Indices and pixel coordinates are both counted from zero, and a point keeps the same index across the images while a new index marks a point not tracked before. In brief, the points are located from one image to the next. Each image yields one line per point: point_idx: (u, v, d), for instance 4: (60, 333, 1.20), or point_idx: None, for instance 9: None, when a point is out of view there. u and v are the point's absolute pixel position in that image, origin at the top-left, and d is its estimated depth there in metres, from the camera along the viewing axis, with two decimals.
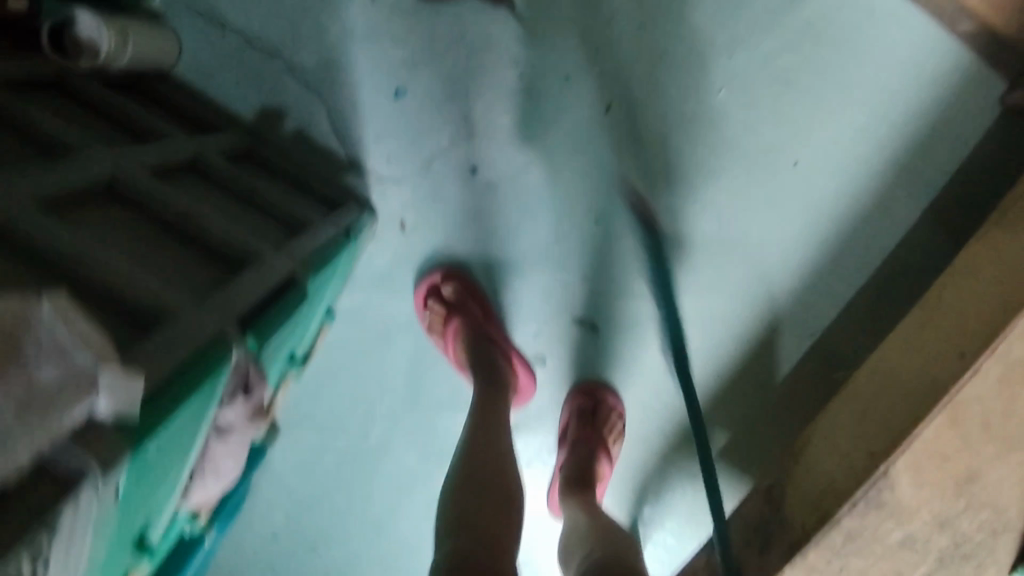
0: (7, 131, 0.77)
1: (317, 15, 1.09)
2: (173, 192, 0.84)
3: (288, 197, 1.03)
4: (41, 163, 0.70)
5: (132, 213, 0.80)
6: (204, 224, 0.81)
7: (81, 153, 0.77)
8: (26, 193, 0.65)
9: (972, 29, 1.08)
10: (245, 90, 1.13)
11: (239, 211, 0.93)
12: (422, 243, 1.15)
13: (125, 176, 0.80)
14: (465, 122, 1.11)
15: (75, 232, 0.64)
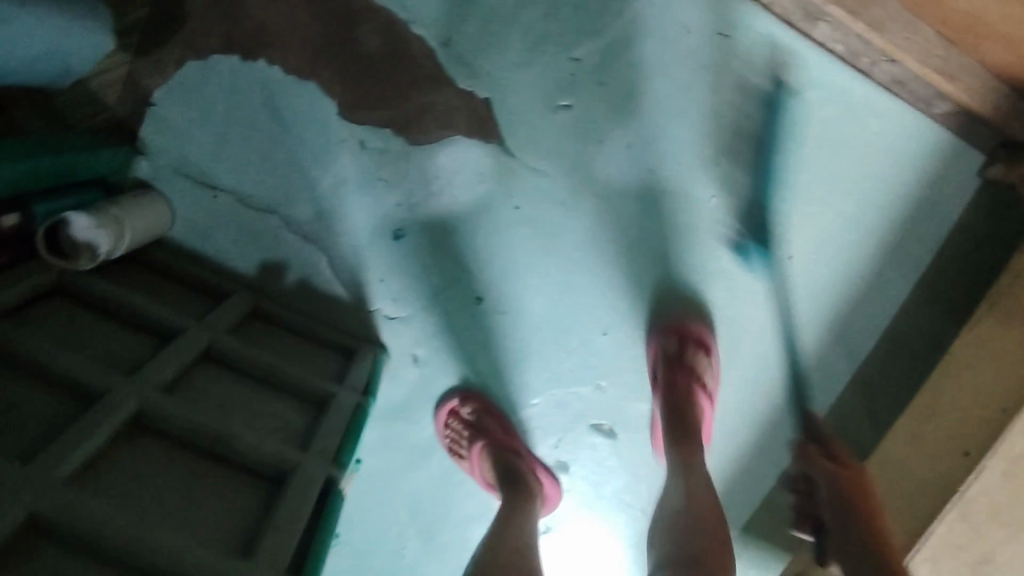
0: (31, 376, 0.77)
1: (305, 168, 1.10)
2: (200, 407, 0.86)
3: (304, 362, 1.04)
4: (78, 429, 0.72)
5: (166, 445, 0.82)
6: (234, 442, 0.84)
7: (110, 396, 0.78)
8: (65, 475, 0.66)
9: (949, 110, 1.10)
10: (243, 248, 1.13)
11: (261, 400, 0.95)
12: (437, 372, 1.17)
13: (152, 407, 0.81)
14: (466, 254, 1.12)
15: (123, 511, 0.67)
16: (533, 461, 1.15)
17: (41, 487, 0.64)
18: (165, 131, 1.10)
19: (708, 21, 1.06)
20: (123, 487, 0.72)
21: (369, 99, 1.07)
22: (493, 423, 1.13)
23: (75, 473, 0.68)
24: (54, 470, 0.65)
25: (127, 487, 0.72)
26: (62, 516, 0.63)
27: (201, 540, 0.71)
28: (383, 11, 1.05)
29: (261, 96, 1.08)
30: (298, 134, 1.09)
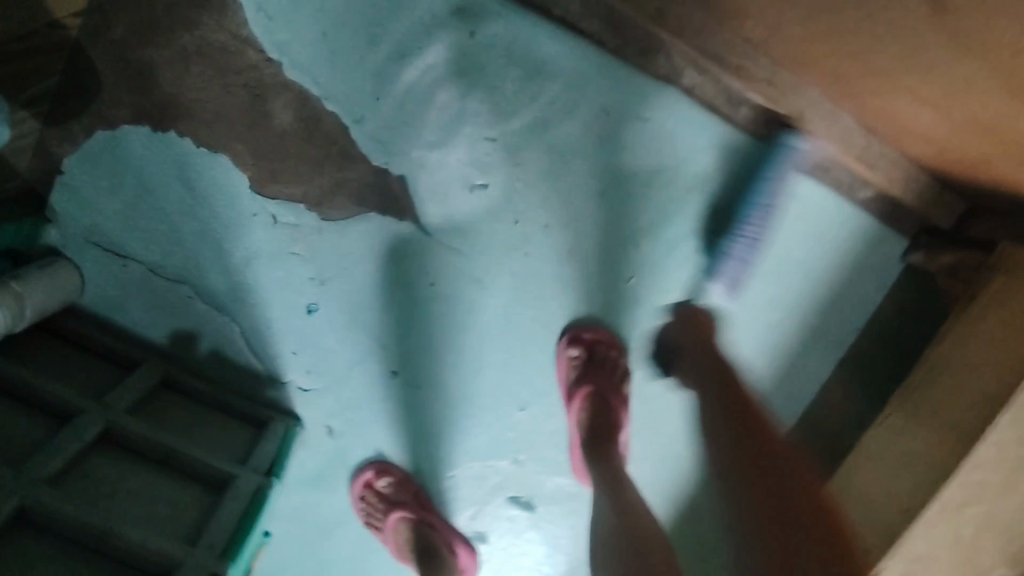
0: None
1: (218, 239, 1.08)
2: (87, 500, 0.85)
3: (209, 438, 1.04)
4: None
5: (46, 542, 0.81)
6: (118, 539, 0.83)
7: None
8: None
9: (872, 195, 1.09)
10: (155, 317, 1.12)
11: (154, 486, 0.94)
12: (352, 445, 1.15)
13: (36, 501, 0.79)
14: (380, 328, 1.12)
15: None
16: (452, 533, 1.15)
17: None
18: (74, 200, 1.08)
19: (629, 104, 1.04)
20: None
21: (283, 174, 1.06)
22: (407, 498, 1.12)
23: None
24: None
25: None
26: None
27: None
28: (297, 86, 1.02)
29: (173, 168, 1.06)
30: (211, 206, 1.07)
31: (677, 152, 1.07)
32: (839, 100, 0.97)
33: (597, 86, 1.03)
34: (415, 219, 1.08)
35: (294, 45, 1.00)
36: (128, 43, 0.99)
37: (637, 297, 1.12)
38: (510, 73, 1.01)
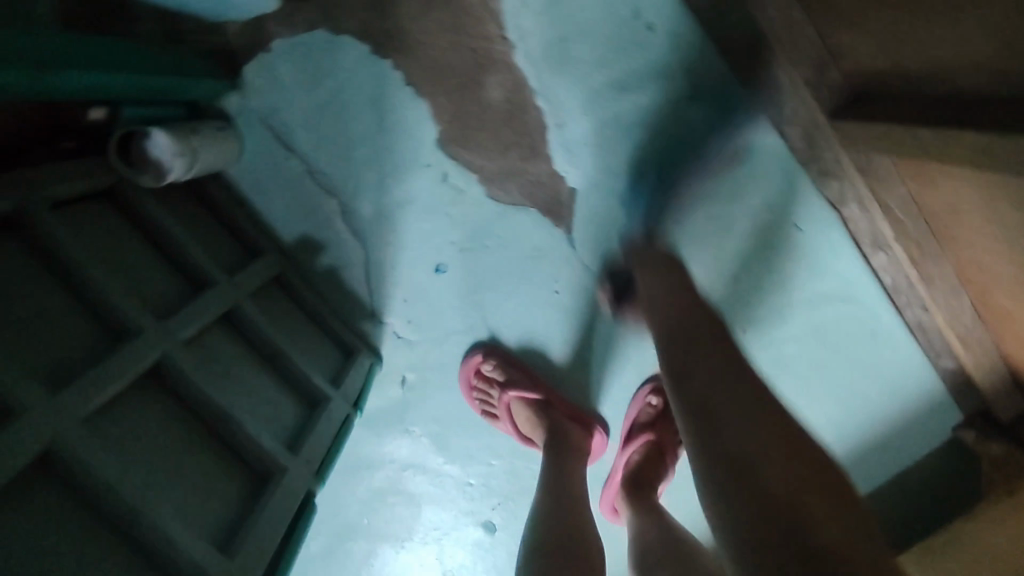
0: (67, 296, 0.78)
1: (382, 173, 1.12)
2: (213, 375, 0.87)
3: (310, 348, 1.08)
4: (103, 372, 0.73)
5: (172, 403, 0.83)
6: (234, 423, 0.85)
7: (138, 340, 0.79)
8: (76, 416, 0.69)
9: (953, 367, 1.18)
10: (293, 217, 1.15)
11: (257, 376, 0.95)
12: (421, 400, 1.21)
13: (171, 363, 0.82)
14: (492, 312, 1.17)
15: (124, 472, 0.70)
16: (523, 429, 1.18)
17: (62, 426, 0.66)
18: (266, 81, 1.09)
19: (784, 209, 1.13)
20: (122, 442, 0.73)
21: (468, 140, 1.10)
22: (518, 372, 1.15)
23: (89, 416, 0.70)
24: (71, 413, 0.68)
25: (127, 441, 0.73)
26: (76, 463, 0.66)
27: (186, 527, 0.74)
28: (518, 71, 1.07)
29: (371, 92, 1.09)
30: (391, 141, 1.11)
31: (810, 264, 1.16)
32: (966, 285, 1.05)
33: (771, 182, 1.11)
34: (567, 231, 1.14)
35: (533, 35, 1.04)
36: None
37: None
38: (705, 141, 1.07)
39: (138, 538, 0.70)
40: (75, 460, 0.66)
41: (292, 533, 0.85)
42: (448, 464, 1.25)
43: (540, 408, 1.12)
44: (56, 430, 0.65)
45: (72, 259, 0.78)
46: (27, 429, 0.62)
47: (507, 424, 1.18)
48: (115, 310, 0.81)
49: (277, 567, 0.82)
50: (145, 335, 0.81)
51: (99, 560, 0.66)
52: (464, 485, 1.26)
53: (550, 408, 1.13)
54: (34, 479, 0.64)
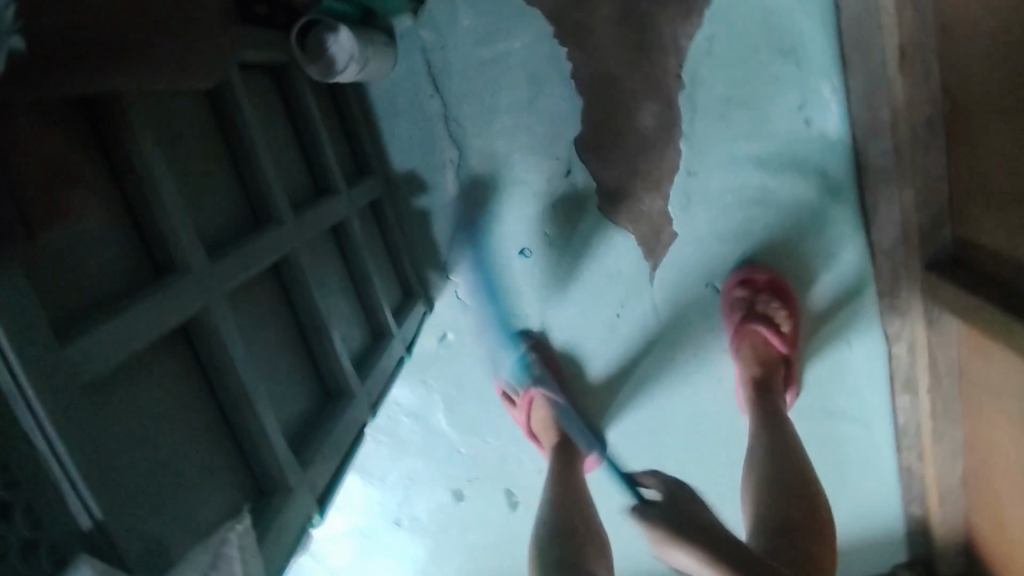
0: (228, 163, 0.79)
1: (512, 146, 1.14)
2: (317, 283, 0.89)
3: (385, 280, 1.10)
4: (250, 253, 0.75)
5: (283, 301, 0.84)
6: (325, 336, 0.87)
7: (277, 231, 0.81)
8: (222, 287, 0.70)
9: (918, 516, 1.30)
10: (411, 149, 1.16)
11: (343, 296, 0.96)
12: (452, 361, 1.23)
13: (294, 263, 0.84)
14: (553, 310, 1.20)
15: (244, 353, 0.71)
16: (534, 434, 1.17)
17: (212, 294, 0.68)
18: (444, 16, 1.10)
19: (845, 314, 1.21)
20: (243, 323, 0.74)
21: (604, 150, 1.13)
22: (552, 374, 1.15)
23: (229, 289, 0.72)
24: (223, 285, 0.70)
25: (247, 325, 0.74)
26: (210, 331, 0.67)
27: (277, 426, 0.74)
28: (676, 109, 1.11)
29: (537, 70, 1.11)
30: (533, 120, 1.13)
31: (832, 377, 1.26)
32: (966, 454, 1.15)
33: (837, 281, 1.20)
34: (654, 267, 1.17)
35: (706, 86, 1.10)
36: None
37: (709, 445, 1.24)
38: (796, 238, 1.17)
39: (238, 425, 0.70)
40: (213, 330, 0.67)
41: (344, 458, 0.88)
42: (450, 426, 1.26)
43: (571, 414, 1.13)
44: (208, 297, 0.67)
45: (245, 132, 0.80)
46: (190, 288, 0.64)
47: (521, 415, 1.15)
48: (265, 195, 0.82)
49: (328, 488, 0.83)
50: (283, 227, 0.83)
51: (204, 437, 0.66)
52: (454, 450, 1.27)
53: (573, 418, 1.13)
54: (176, 338, 0.65)
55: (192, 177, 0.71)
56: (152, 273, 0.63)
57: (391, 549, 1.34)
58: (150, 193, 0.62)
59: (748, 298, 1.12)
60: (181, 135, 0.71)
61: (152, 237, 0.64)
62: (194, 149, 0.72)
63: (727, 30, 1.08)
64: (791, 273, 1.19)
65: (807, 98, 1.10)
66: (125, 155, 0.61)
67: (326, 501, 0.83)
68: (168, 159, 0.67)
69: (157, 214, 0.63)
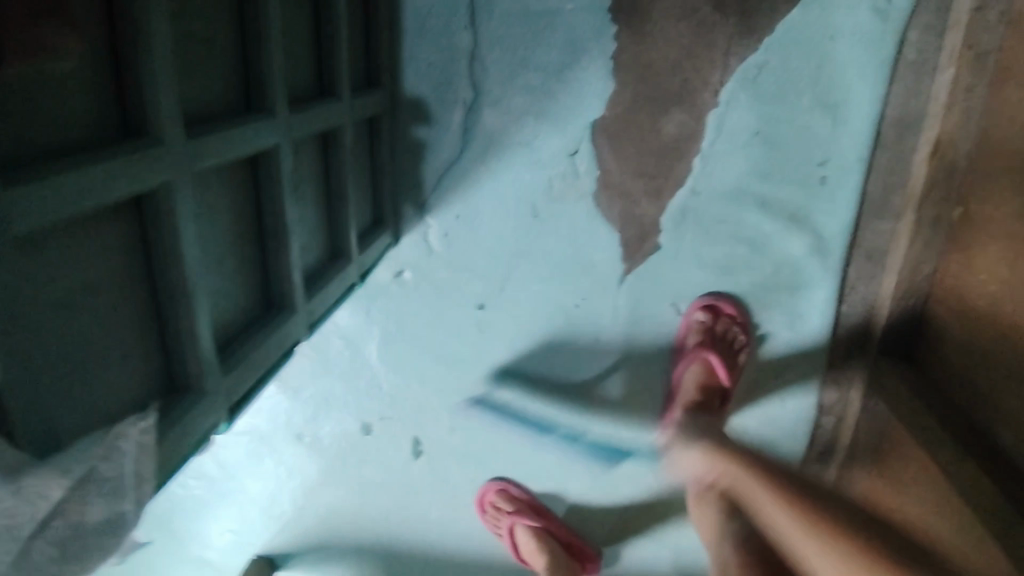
0: (234, 34, 0.72)
1: (529, 107, 1.09)
2: (292, 185, 0.83)
3: (360, 198, 1.05)
4: (231, 138, 0.70)
5: (250, 196, 0.79)
6: (284, 245, 0.82)
7: (268, 124, 0.76)
8: (192, 165, 0.64)
9: None
10: (427, 75, 1.10)
11: (312, 206, 0.91)
12: (399, 300, 1.20)
13: (275, 160, 0.79)
14: (516, 283, 1.17)
15: (194, 242, 0.66)
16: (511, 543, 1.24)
17: (180, 173, 0.63)
18: None
19: (792, 376, 1.20)
20: (202, 208, 0.69)
21: (619, 142, 1.09)
22: (526, 508, 1.23)
23: (200, 171, 0.67)
24: (195, 166, 0.65)
25: (206, 213, 0.70)
26: (166, 210, 0.62)
27: (207, 327, 0.70)
28: (702, 125, 1.07)
29: (578, 38, 1.05)
30: (558, 89, 1.08)
31: (761, 429, 1.25)
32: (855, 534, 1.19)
33: (797, 337, 1.17)
34: (628, 270, 1.14)
35: (739, 112, 1.07)
36: None
37: (621, 454, 1.23)
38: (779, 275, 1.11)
39: (167, 315, 0.66)
40: (170, 212, 0.62)
41: (266, 372, 0.84)
42: (379, 361, 1.24)
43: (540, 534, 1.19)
44: (174, 176, 0.62)
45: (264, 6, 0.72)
46: (155, 162, 0.59)
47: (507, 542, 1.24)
48: (265, 83, 0.76)
49: (242, 401, 0.80)
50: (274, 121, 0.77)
51: (128, 319, 0.62)
52: (375, 385, 1.25)
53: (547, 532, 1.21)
54: (126, 211, 0.60)
55: (191, 42, 0.65)
56: (120, 135, 0.58)
57: (283, 460, 1.31)
58: (140, 46, 0.56)
59: (707, 326, 1.11)
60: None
61: (131, 96, 0.58)
62: (202, 12, 0.66)
63: (779, 63, 1.04)
64: (755, 321, 1.17)
65: (831, 156, 1.08)
66: (127, 2, 0.55)
67: (236, 414, 0.79)
68: (172, 13, 0.61)
69: (142, 74, 0.57)
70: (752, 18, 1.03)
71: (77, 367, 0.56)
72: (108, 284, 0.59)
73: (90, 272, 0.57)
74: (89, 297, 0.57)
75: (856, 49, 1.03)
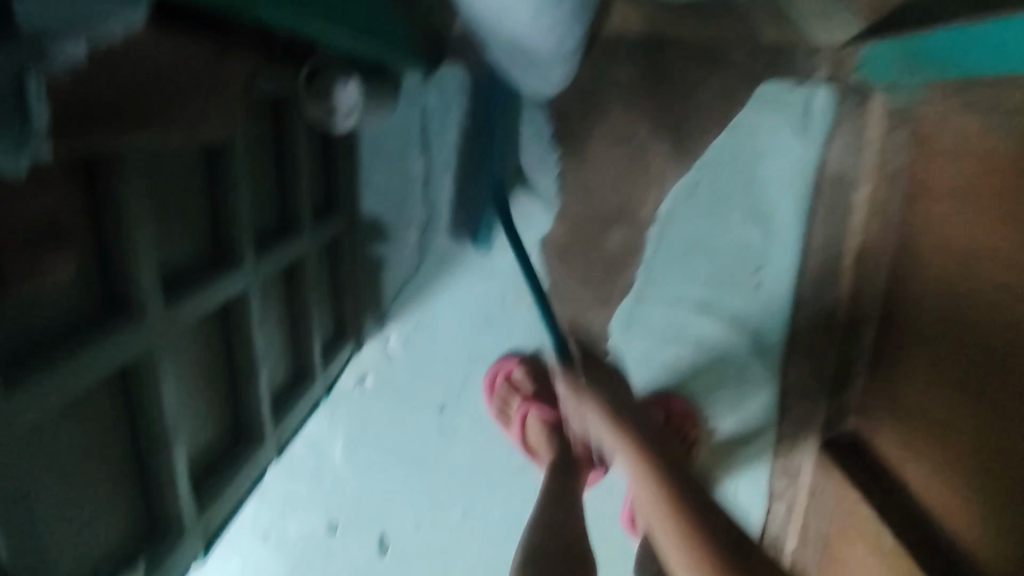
0: (206, 195, 0.78)
1: (481, 224, 1.17)
2: (257, 326, 0.87)
3: (323, 314, 1.10)
4: (202, 294, 0.74)
5: (220, 337, 0.83)
6: (252, 378, 0.87)
7: (235, 274, 0.81)
8: (170, 324, 0.69)
9: None
10: (384, 197, 1.17)
11: (278, 336, 0.96)
12: (362, 405, 1.24)
13: (244, 304, 0.83)
14: (474, 385, 1.22)
15: (171, 393, 0.70)
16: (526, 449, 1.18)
17: (155, 340, 0.67)
18: (454, 85, 1.12)
19: (739, 466, 1.26)
20: (179, 358, 0.73)
21: (566, 252, 1.19)
22: (530, 380, 1.17)
23: (178, 325, 0.71)
24: (170, 328, 0.69)
25: (181, 362, 0.74)
26: (145, 369, 0.66)
27: (183, 469, 0.73)
28: (642, 236, 1.17)
29: (525, 163, 1.14)
30: (508, 208, 1.16)
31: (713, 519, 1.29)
32: None
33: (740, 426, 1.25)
34: (580, 372, 1.21)
35: (675, 224, 1.16)
36: (620, 84, 1.11)
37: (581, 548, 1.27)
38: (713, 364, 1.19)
39: (147, 466, 0.69)
40: (149, 375, 0.67)
41: (236, 503, 0.87)
42: (342, 465, 1.26)
43: (555, 426, 1.14)
44: (151, 343, 0.66)
45: (235, 168, 0.79)
46: (135, 334, 0.63)
47: (514, 434, 1.19)
48: (231, 233, 0.81)
49: (214, 534, 0.82)
50: (241, 269, 0.82)
51: (112, 474, 0.65)
52: (339, 488, 1.27)
53: (563, 429, 1.15)
54: (112, 382, 0.64)
55: (166, 211, 0.70)
56: (105, 312, 0.62)
57: None
58: (123, 232, 0.61)
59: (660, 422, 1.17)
60: (169, 167, 0.69)
61: (114, 274, 0.63)
62: (178, 181, 0.71)
63: (710, 180, 1.13)
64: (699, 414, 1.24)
65: (762, 265, 1.17)
66: (114, 195, 0.59)
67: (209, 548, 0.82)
68: (152, 191, 0.66)
69: (125, 254, 0.62)
70: (685, 139, 1.13)
71: (66, 532, 0.59)
72: (94, 448, 0.63)
73: (79, 439, 0.61)
74: (79, 461, 0.61)
75: (783, 169, 1.12)
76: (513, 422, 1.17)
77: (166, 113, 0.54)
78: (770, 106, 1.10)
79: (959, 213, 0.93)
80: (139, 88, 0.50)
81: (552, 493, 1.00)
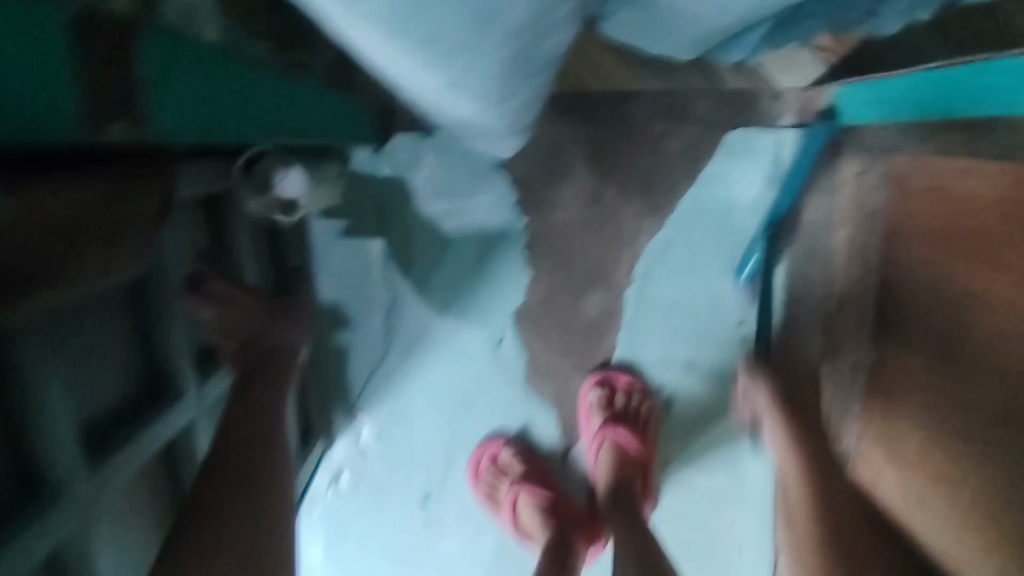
0: (134, 331, 0.70)
1: (448, 302, 1.09)
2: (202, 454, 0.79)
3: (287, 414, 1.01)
4: (134, 447, 0.66)
5: (159, 479, 0.75)
6: None
7: (173, 412, 0.73)
8: (100, 492, 0.61)
9: None
10: (341, 282, 1.09)
11: None
12: (339, 505, 1.15)
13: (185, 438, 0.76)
14: (456, 472, 1.14)
15: (100, 561, 0.63)
16: (521, 532, 1.10)
17: (87, 513, 0.59)
18: (406, 159, 1.05)
19: (748, 529, 1.19)
20: (112, 519, 0.65)
21: (542, 325, 1.10)
22: (518, 463, 1.09)
23: (111, 487, 0.63)
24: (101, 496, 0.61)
25: (115, 522, 0.66)
26: (71, 552, 0.58)
27: None
28: (620, 299, 1.10)
29: (490, 233, 1.08)
30: (476, 282, 1.09)
31: None
32: None
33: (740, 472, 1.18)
34: (568, 445, 1.14)
35: (653, 284, 1.09)
36: (582, 144, 1.06)
37: None
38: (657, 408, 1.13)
39: None
40: (77, 553, 0.59)
41: None
42: (323, 569, 1.18)
43: (547, 507, 1.06)
44: (80, 520, 0.58)
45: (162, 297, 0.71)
46: (59, 520, 0.55)
47: (507, 519, 1.11)
48: (165, 363, 0.73)
49: None
50: (179, 403, 0.74)
51: None
52: None
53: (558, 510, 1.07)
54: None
55: (83, 361, 0.61)
56: (16, 497, 0.53)
57: None
58: (37, 409, 0.53)
59: (608, 399, 1.08)
60: (82, 312, 0.61)
61: (30, 455, 0.54)
62: (97, 324, 0.63)
63: (684, 237, 1.08)
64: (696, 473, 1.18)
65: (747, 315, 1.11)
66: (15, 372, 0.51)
67: None
68: (66, 348, 0.58)
69: (37, 431, 0.54)
70: (656, 194, 1.07)
71: None
72: None
73: None
74: None
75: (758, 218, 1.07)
76: (504, 507, 1.09)
77: (63, 285, 0.47)
78: (741, 154, 1.05)
79: (941, 256, 0.90)
80: (31, 270, 0.43)
81: (553, 574, 0.92)
